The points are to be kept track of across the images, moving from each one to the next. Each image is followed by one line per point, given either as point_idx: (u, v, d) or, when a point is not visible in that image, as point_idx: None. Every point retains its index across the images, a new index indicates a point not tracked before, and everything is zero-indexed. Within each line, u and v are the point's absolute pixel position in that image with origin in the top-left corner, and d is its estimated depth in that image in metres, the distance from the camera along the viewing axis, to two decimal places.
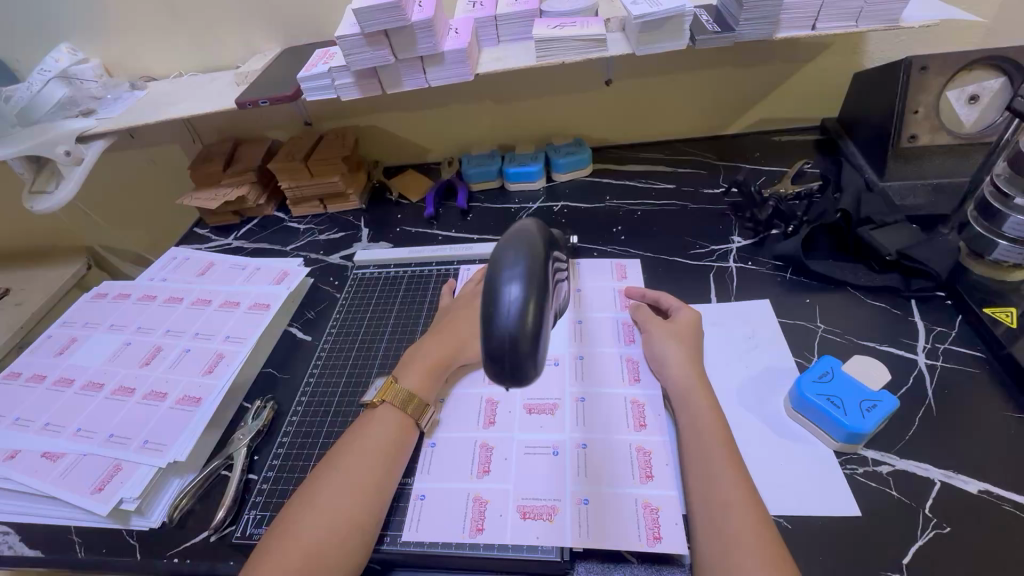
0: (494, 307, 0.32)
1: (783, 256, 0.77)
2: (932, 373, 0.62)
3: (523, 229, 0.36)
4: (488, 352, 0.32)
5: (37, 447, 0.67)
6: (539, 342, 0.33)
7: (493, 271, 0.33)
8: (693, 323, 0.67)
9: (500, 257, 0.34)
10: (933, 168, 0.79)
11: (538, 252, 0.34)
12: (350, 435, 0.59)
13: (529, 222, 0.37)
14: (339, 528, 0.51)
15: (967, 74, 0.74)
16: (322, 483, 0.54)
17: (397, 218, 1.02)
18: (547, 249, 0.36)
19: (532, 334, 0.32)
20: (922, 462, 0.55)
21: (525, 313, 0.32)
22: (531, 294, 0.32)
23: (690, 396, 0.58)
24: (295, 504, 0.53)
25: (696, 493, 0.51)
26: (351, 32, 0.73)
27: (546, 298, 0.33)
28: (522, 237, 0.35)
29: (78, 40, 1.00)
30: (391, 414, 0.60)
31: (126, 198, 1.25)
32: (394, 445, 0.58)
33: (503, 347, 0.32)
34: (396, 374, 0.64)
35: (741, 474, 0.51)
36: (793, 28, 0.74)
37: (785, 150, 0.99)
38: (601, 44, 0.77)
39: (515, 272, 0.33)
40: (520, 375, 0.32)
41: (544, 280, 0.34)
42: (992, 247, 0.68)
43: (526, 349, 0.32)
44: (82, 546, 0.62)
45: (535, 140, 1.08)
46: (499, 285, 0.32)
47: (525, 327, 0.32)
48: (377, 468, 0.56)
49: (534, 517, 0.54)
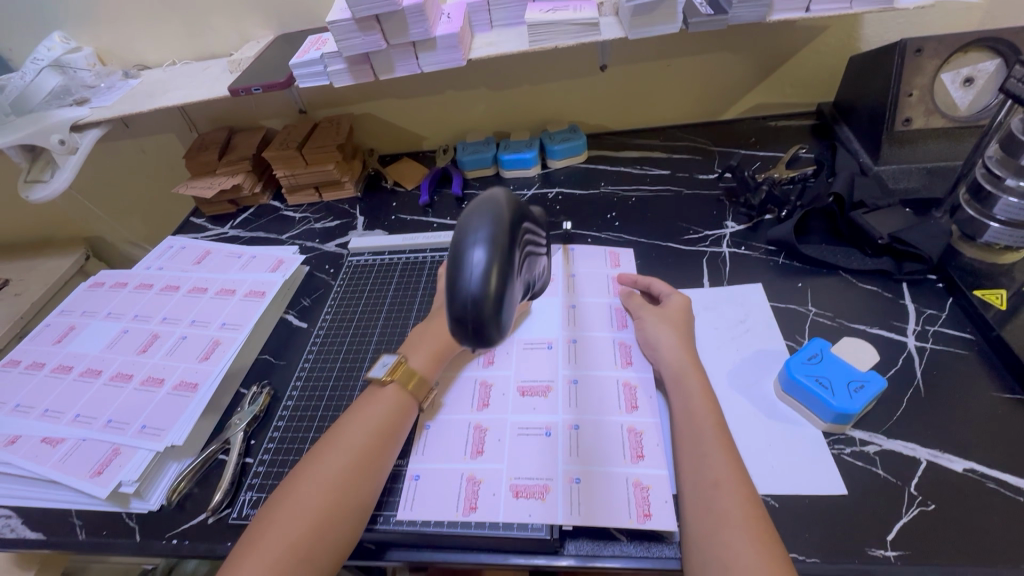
0: (459, 272, 0.33)
1: (776, 241, 0.77)
2: (921, 355, 0.63)
3: (490, 195, 0.36)
4: (453, 316, 0.33)
5: (37, 432, 0.68)
6: (503, 307, 0.33)
7: (460, 235, 0.34)
8: (684, 308, 0.67)
9: (467, 222, 0.34)
10: (927, 152, 0.79)
11: (504, 217, 0.35)
12: (352, 411, 0.59)
13: (500, 187, 0.37)
14: (343, 504, 0.52)
15: (962, 56, 0.74)
16: (327, 457, 0.54)
17: (392, 206, 1.02)
18: (516, 215, 0.36)
19: (497, 299, 0.33)
20: (909, 442, 0.56)
21: (489, 278, 0.32)
22: (494, 259, 0.33)
23: (684, 378, 0.59)
24: (299, 476, 0.53)
25: (687, 471, 0.52)
26: (342, 17, 0.73)
27: (513, 263, 0.34)
28: (489, 203, 0.35)
29: (70, 29, 0.99)
30: (395, 393, 0.60)
31: (123, 188, 1.25)
32: (397, 424, 0.59)
33: (468, 310, 0.33)
34: (404, 353, 0.65)
35: (731, 454, 0.52)
36: (786, 11, 0.74)
37: (781, 135, 0.99)
38: (594, 28, 0.76)
39: (480, 236, 0.33)
40: (483, 338, 0.33)
41: (510, 244, 0.34)
42: (983, 230, 0.68)
43: (490, 313, 0.32)
44: (83, 529, 0.63)
45: (531, 126, 1.08)
46: (465, 250, 0.33)
47: (489, 291, 0.32)
48: (380, 445, 0.56)
49: (527, 496, 0.55)
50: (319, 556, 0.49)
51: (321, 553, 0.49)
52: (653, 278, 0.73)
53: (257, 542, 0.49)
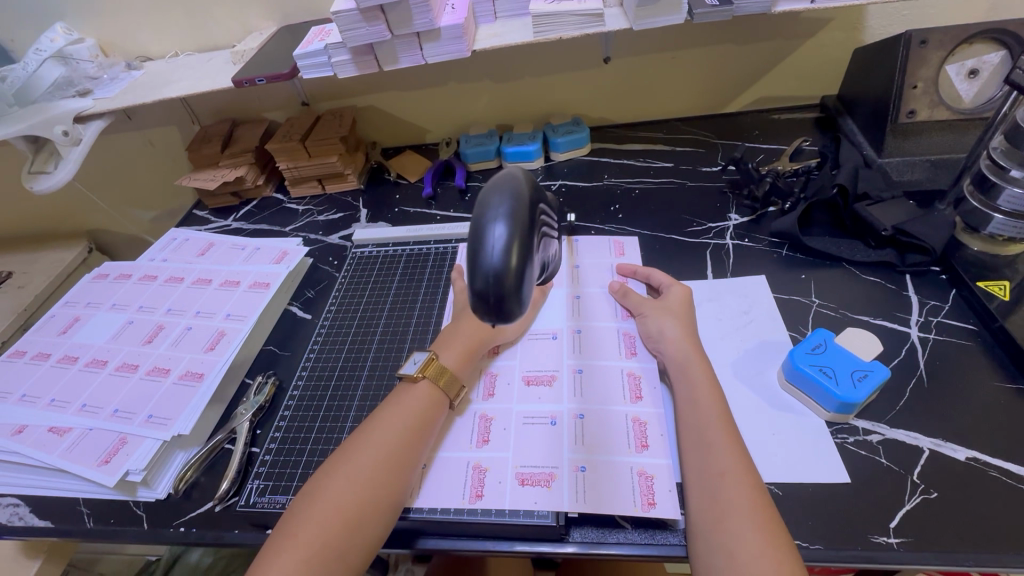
0: (480, 249, 0.36)
1: (780, 233, 0.77)
2: (924, 346, 0.63)
3: (507, 178, 0.40)
4: (475, 290, 0.36)
5: (44, 421, 0.68)
6: (522, 282, 0.36)
7: (480, 213, 0.37)
8: (685, 299, 0.67)
9: (486, 201, 0.37)
10: (930, 144, 0.79)
11: (521, 196, 0.38)
12: (385, 407, 0.59)
13: (514, 171, 0.41)
14: (377, 502, 0.52)
15: (967, 48, 0.74)
16: (361, 454, 0.54)
17: (396, 198, 1.02)
18: (531, 196, 0.39)
19: (516, 273, 0.36)
20: (912, 431, 0.56)
21: (509, 253, 0.35)
22: (513, 235, 0.36)
23: (689, 369, 0.59)
24: (332, 470, 0.54)
25: (693, 461, 0.52)
26: (346, 7, 0.72)
27: (531, 242, 0.37)
28: (506, 184, 0.38)
29: (71, 20, 0.99)
30: (428, 391, 0.60)
31: (125, 181, 1.25)
32: (428, 421, 0.58)
33: (489, 284, 0.36)
34: (435, 350, 0.65)
35: (737, 444, 0.52)
36: (792, 2, 0.73)
37: (784, 128, 0.99)
38: (598, 19, 0.76)
39: (500, 213, 0.36)
40: (504, 311, 0.36)
41: (527, 222, 0.37)
42: (987, 222, 0.68)
43: (510, 285, 0.35)
44: (91, 517, 0.64)
45: (534, 119, 1.08)
46: (485, 226, 0.36)
47: (510, 264, 0.35)
48: (413, 443, 0.56)
49: (532, 484, 0.55)
50: (352, 553, 0.49)
51: (354, 550, 0.49)
52: (652, 269, 0.73)
53: (291, 535, 0.49)
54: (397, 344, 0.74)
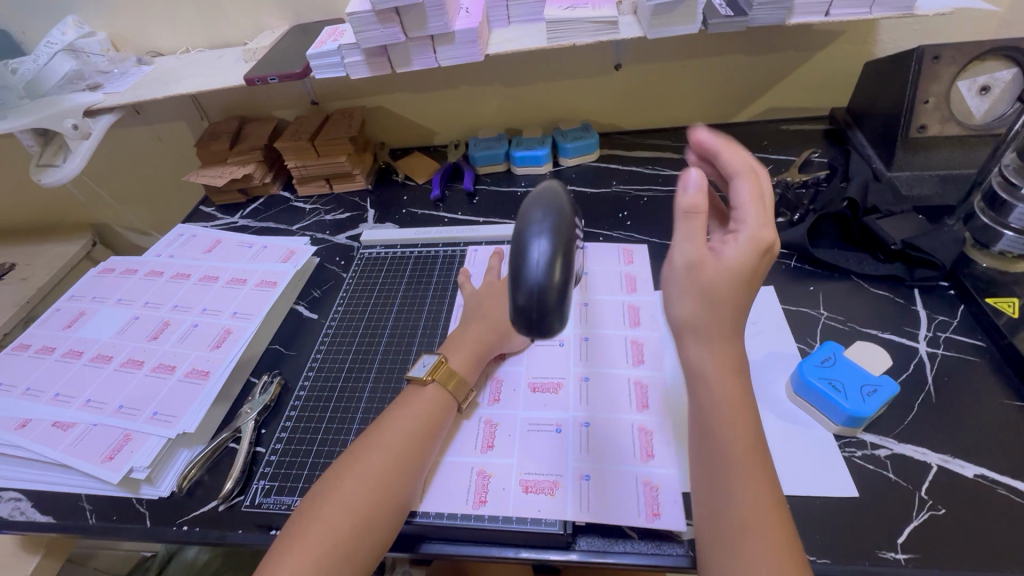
0: (523, 265, 0.36)
1: (788, 244, 0.78)
2: (932, 361, 0.63)
3: (548, 191, 0.40)
4: (517, 307, 0.36)
5: (47, 416, 0.68)
6: (564, 297, 0.37)
7: (522, 227, 0.38)
8: (755, 252, 0.45)
9: (528, 215, 0.38)
10: (940, 160, 0.79)
11: (564, 210, 0.38)
12: (393, 408, 0.59)
13: (553, 184, 0.41)
14: (385, 502, 0.52)
15: (979, 65, 0.74)
16: (369, 454, 0.54)
17: (403, 199, 1.02)
18: (571, 210, 0.40)
19: (559, 288, 0.36)
20: (920, 446, 0.56)
21: (552, 270, 0.36)
22: (556, 251, 0.36)
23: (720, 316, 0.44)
24: (341, 471, 0.54)
25: (706, 501, 0.44)
26: (362, 9, 0.72)
27: (573, 256, 0.38)
28: (548, 198, 0.39)
29: (83, 13, 0.99)
30: (435, 393, 0.60)
31: (131, 176, 1.25)
32: (436, 423, 0.58)
33: (532, 300, 0.36)
34: (444, 353, 0.64)
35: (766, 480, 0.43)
36: (806, 14, 0.74)
37: (793, 139, 0.99)
38: (612, 26, 0.76)
39: (542, 228, 0.37)
40: (545, 326, 0.37)
41: (569, 238, 0.38)
42: (997, 239, 0.69)
43: (553, 301, 0.36)
44: (93, 513, 0.63)
45: (543, 123, 1.08)
46: (529, 241, 0.37)
47: (553, 280, 0.36)
48: (421, 446, 0.56)
49: (536, 491, 0.55)
50: (360, 553, 0.49)
51: (363, 551, 0.49)
52: (728, 148, 0.47)
53: (301, 536, 0.49)
54: (403, 347, 0.74)
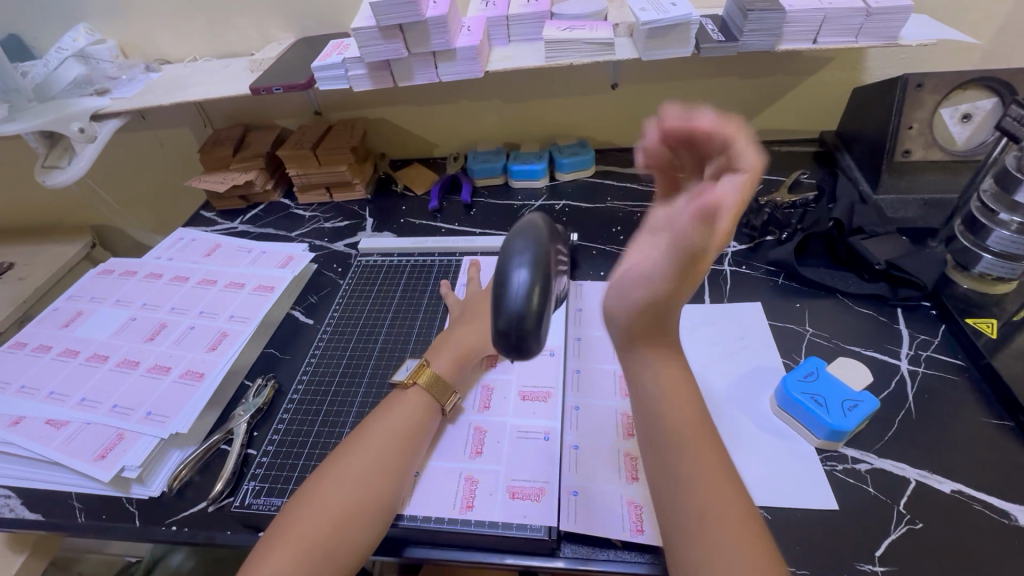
0: (506, 286, 0.42)
1: (776, 262, 0.80)
2: (913, 378, 0.65)
3: (529, 225, 0.47)
4: (499, 330, 0.42)
5: (42, 414, 0.68)
6: (540, 320, 0.42)
7: (505, 261, 0.44)
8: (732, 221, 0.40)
9: (511, 247, 0.45)
10: (925, 184, 0.81)
11: (544, 241, 0.45)
12: (377, 414, 0.60)
13: (535, 219, 0.48)
14: (367, 504, 0.53)
15: (961, 93, 0.77)
16: (354, 456, 0.55)
17: (402, 209, 1.04)
18: (549, 240, 0.46)
19: (538, 312, 0.42)
20: (899, 462, 0.57)
21: (533, 286, 0.42)
22: (538, 276, 0.42)
23: (652, 372, 0.51)
24: (323, 475, 0.54)
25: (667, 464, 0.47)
26: (367, 25, 0.75)
27: (548, 283, 0.44)
28: (530, 233, 0.46)
29: (95, 21, 1.02)
30: (419, 398, 0.61)
31: (133, 180, 1.27)
32: (419, 428, 0.59)
33: (511, 323, 0.42)
34: (428, 357, 0.66)
35: (712, 457, 0.46)
36: (795, 41, 0.76)
37: (784, 161, 1.02)
38: (609, 48, 0.79)
39: (524, 259, 0.44)
40: (523, 348, 0.42)
41: (546, 266, 0.44)
42: (976, 260, 0.70)
43: (531, 324, 0.42)
44: (82, 512, 0.64)
45: (541, 139, 1.11)
46: (510, 272, 0.43)
47: (531, 304, 0.42)
48: (403, 449, 0.57)
49: (522, 497, 0.56)
50: (341, 554, 0.50)
51: (343, 554, 0.50)
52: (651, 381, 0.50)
53: (281, 536, 0.50)
54: (396, 354, 0.75)
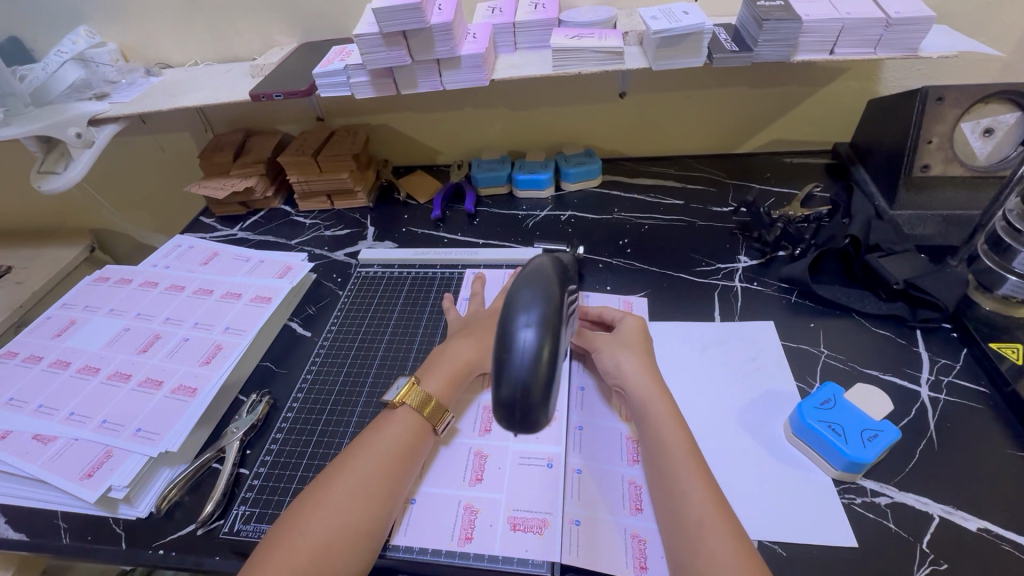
0: (511, 348, 0.40)
1: (789, 279, 0.77)
2: (934, 406, 0.62)
3: (538, 276, 0.44)
4: (502, 400, 0.39)
5: (29, 428, 0.66)
6: (548, 391, 0.40)
7: (512, 314, 0.41)
8: (638, 330, 0.65)
9: (518, 299, 0.42)
10: (944, 200, 0.79)
11: (552, 296, 0.42)
12: (367, 434, 0.58)
13: (544, 265, 0.45)
14: (353, 530, 0.50)
15: (983, 107, 0.74)
16: (341, 479, 0.53)
17: (404, 218, 1.02)
18: (560, 291, 0.43)
19: (544, 383, 0.39)
20: (921, 496, 0.54)
21: (540, 348, 0.39)
22: (544, 335, 0.40)
23: (652, 410, 0.56)
24: (309, 499, 0.52)
25: (658, 494, 0.51)
26: (369, 31, 0.73)
27: (558, 347, 0.41)
28: (539, 284, 0.43)
29: (96, 24, 1.00)
30: (410, 417, 0.58)
31: (134, 185, 1.26)
32: (411, 450, 0.56)
33: (515, 395, 0.39)
34: (420, 375, 0.62)
35: (709, 486, 0.50)
36: (811, 52, 0.74)
37: (796, 173, 0.99)
38: (618, 56, 0.77)
39: (531, 318, 0.41)
40: (529, 421, 0.39)
41: (556, 326, 0.41)
42: (1000, 282, 0.68)
43: (537, 397, 0.39)
44: (68, 532, 0.61)
45: (546, 148, 1.09)
46: (515, 332, 0.40)
47: (537, 373, 0.39)
48: (393, 471, 0.54)
49: (525, 530, 0.54)
50: None
51: None
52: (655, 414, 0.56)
53: (262, 565, 0.47)
54: (394, 371, 0.72)
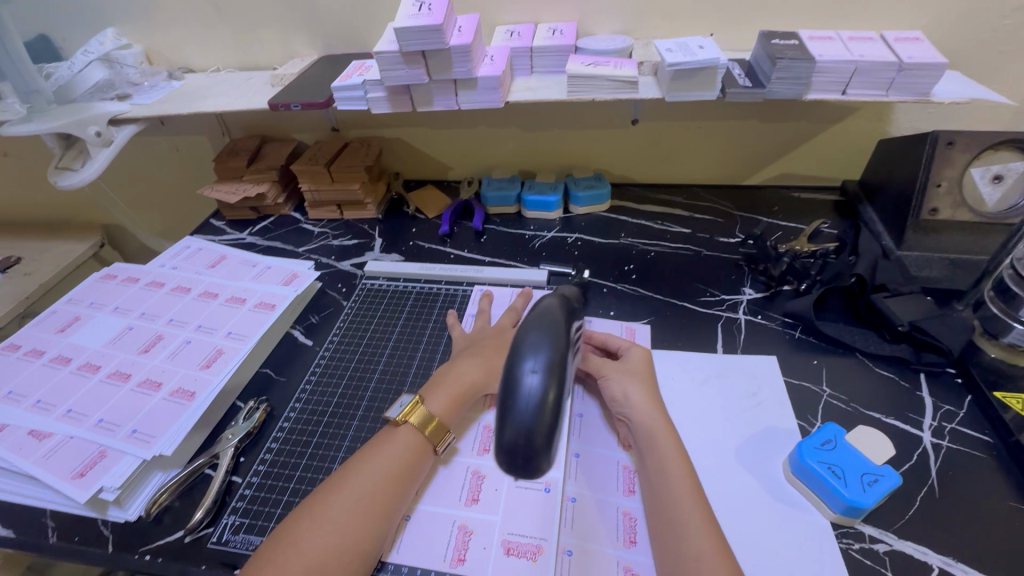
0: (516, 391, 0.40)
1: (793, 314, 0.77)
2: (936, 453, 0.61)
3: (546, 316, 0.45)
4: (504, 443, 0.39)
5: (26, 423, 0.66)
6: (552, 437, 0.39)
7: (518, 357, 0.42)
8: (645, 361, 0.65)
9: (525, 342, 0.42)
10: (952, 243, 0.78)
11: (559, 342, 0.43)
12: (367, 449, 0.57)
13: (552, 308, 0.46)
14: (347, 549, 0.49)
15: (993, 154, 0.75)
16: (336, 496, 0.52)
17: (412, 231, 1.02)
18: (567, 336, 0.44)
19: (548, 429, 0.39)
20: (921, 545, 0.53)
21: (546, 392, 0.40)
22: (552, 379, 0.40)
23: (658, 440, 0.56)
24: (304, 514, 0.52)
25: (658, 528, 0.51)
26: (389, 49, 0.75)
27: (563, 393, 0.41)
28: (548, 328, 0.43)
29: (124, 27, 1.03)
30: (410, 435, 0.58)
31: (147, 184, 1.27)
32: (409, 469, 0.56)
33: (519, 441, 0.39)
34: (425, 394, 0.62)
35: (711, 525, 0.49)
36: (823, 91, 0.75)
37: (804, 208, 0.99)
38: (632, 86, 0.78)
39: (538, 363, 0.41)
40: (531, 467, 0.39)
41: (561, 371, 0.41)
42: (1007, 329, 0.68)
43: (540, 443, 0.39)
44: (55, 531, 0.61)
45: (557, 169, 1.09)
46: (521, 375, 0.40)
47: (542, 418, 0.39)
48: (391, 490, 0.54)
49: (518, 555, 0.53)
50: None
51: None
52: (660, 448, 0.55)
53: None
54: (394, 387, 0.72)
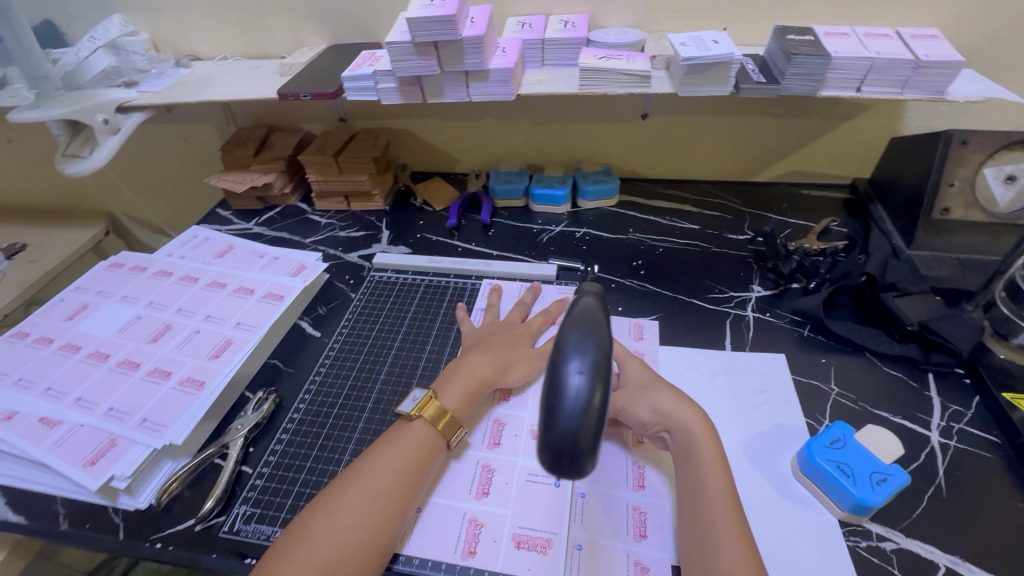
0: (562, 393, 0.38)
1: (803, 312, 0.77)
2: (944, 452, 0.61)
3: (586, 314, 0.43)
4: (549, 446, 0.38)
5: (36, 411, 0.66)
6: (597, 439, 0.38)
7: (562, 357, 0.39)
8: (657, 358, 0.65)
9: (568, 342, 0.40)
10: (964, 243, 0.78)
11: (602, 341, 0.41)
12: (380, 444, 0.57)
13: (589, 304, 0.44)
14: (362, 545, 0.49)
15: (1007, 154, 0.74)
16: (350, 492, 0.52)
17: (419, 224, 1.02)
18: (608, 334, 0.42)
19: (594, 432, 0.38)
20: (928, 544, 0.54)
21: (591, 394, 0.38)
22: (598, 380, 0.38)
23: (694, 443, 0.56)
24: (318, 510, 0.52)
25: (687, 530, 0.51)
26: (400, 39, 0.74)
27: (607, 393, 0.39)
28: (589, 326, 0.41)
29: (130, 14, 1.02)
30: (424, 431, 0.58)
31: (154, 172, 1.27)
32: (422, 464, 0.56)
33: (564, 444, 0.37)
34: (436, 389, 0.62)
35: (744, 531, 0.50)
36: (837, 88, 0.74)
37: (814, 206, 0.99)
38: (644, 80, 0.77)
39: (583, 364, 0.39)
40: (576, 468, 0.38)
41: (607, 372, 0.39)
42: (1018, 330, 0.67)
43: (585, 445, 0.37)
44: (66, 518, 0.61)
45: (565, 163, 1.09)
46: (566, 376, 0.38)
47: (588, 421, 0.37)
48: (404, 486, 0.54)
49: (528, 548, 0.53)
50: None
51: None
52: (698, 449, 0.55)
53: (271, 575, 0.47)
54: (402, 380, 0.72)
